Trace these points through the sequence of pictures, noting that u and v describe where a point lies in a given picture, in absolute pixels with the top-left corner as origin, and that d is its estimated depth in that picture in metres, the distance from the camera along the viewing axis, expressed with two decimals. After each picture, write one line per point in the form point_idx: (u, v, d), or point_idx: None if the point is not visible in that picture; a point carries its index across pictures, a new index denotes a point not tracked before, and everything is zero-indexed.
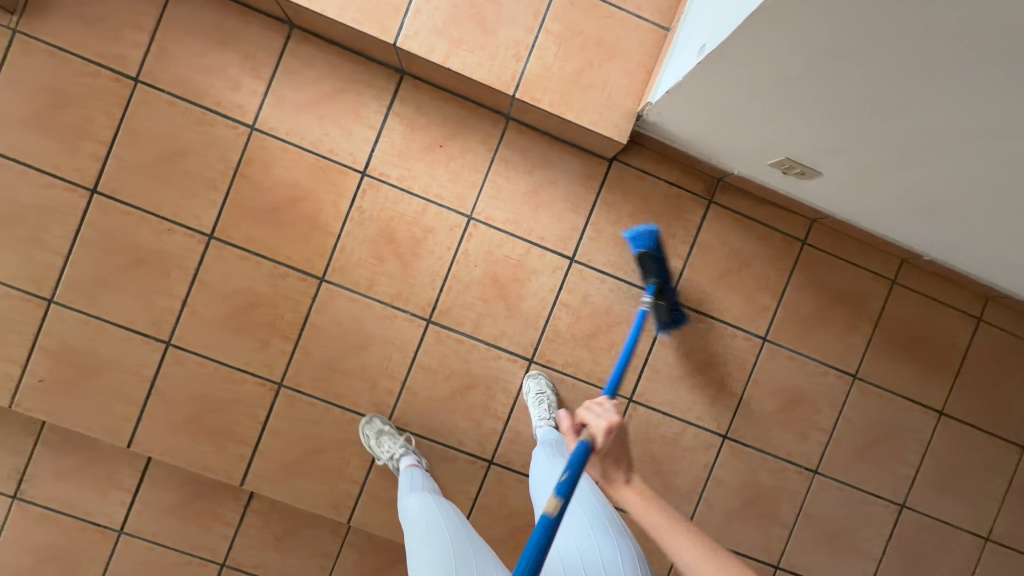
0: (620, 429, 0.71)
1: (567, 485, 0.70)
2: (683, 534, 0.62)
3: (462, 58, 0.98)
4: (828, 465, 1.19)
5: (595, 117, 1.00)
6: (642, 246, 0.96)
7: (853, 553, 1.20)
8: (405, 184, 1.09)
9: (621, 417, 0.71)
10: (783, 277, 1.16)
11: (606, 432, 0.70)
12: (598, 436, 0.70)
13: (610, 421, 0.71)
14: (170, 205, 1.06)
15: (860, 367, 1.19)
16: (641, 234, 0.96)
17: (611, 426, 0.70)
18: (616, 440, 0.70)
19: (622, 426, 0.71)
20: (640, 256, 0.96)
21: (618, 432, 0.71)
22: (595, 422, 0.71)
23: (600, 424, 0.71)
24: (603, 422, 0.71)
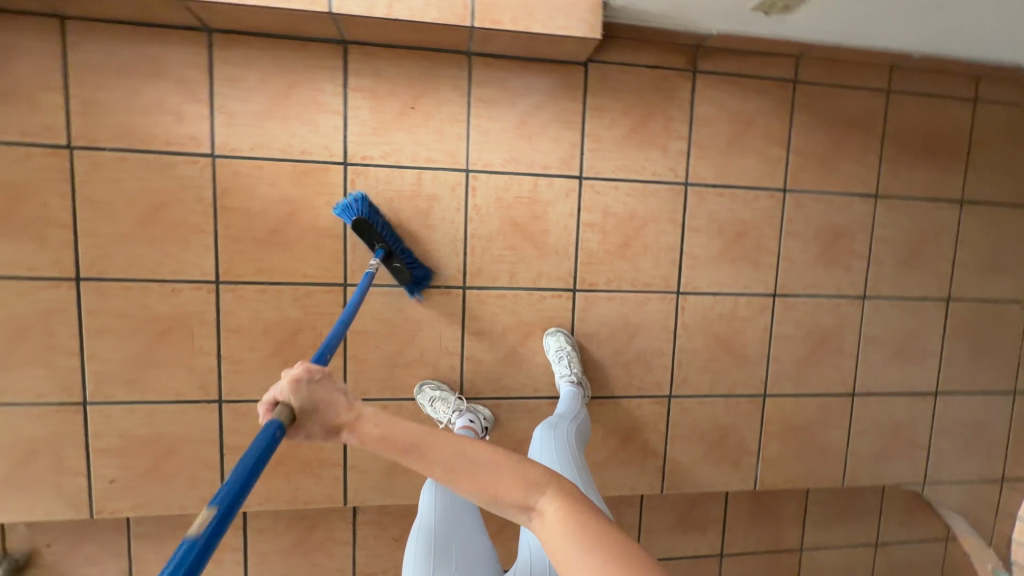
0: (315, 378, 0.56)
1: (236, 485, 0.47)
2: (437, 448, 0.54)
3: (407, 2, 0.89)
4: (874, 286, 1.24)
5: (564, 20, 0.93)
6: (352, 213, 0.98)
7: (917, 356, 1.28)
8: (392, 159, 1.03)
9: (308, 362, 0.56)
10: (785, 124, 1.16)
11: (296, 387, 0.54)
12: (286, 401, 0.54)
13: (298, 371, 0.55)
14: (166, 264, 1.00)
15: (880, 185, 1.21)
16: (349, 204, 0.98)
17: (302, 377, 0.55)
18: (315, 391, 0.55)
19: (316, 375, 0.56)
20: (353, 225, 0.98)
21: (319, 378, 0.56)
22: (281, 386, 0.54)
23: (286, 386, 0.54)
24: (290, 378, 0.55)
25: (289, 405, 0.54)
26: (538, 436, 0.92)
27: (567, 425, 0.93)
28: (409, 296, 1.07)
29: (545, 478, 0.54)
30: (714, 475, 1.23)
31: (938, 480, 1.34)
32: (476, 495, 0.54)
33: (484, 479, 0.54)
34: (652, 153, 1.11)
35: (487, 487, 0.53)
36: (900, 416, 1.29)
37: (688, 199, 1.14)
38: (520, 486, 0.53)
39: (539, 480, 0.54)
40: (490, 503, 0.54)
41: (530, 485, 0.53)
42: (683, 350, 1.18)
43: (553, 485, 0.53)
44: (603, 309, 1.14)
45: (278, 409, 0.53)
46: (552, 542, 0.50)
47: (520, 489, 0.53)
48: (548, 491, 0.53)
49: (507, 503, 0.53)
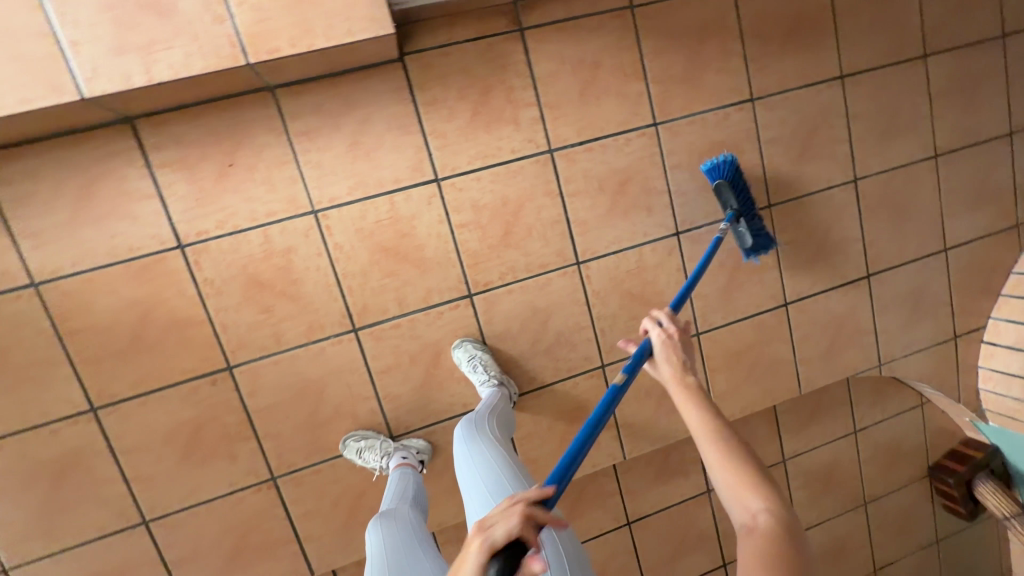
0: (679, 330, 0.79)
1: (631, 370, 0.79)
2: (712, 421, 0.64)
3: (165, 60, 0.79)
4: (777, 191, 1.18)
5: (346, 25, 0.84)
6: (720, 173, 1.07)
7: (840, 246, 1.24)
8: (230, 226, 0.95)
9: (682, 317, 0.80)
10: (635, 54, 1.07)
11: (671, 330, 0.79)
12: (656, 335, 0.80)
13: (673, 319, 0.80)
14: (32, 409, 0.93)
15: (753, 86, 1.13)
16: (722, 162, 1.06)
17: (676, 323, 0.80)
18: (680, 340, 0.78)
19: (683, 329, 0.79)
20: (717, 186, 1.07)
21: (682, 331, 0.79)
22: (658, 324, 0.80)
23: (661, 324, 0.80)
24: (666, 320, 0.80)
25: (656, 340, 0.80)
26: (459, 442, 0.87)
27: (485, 419, 0.91)
28: (302, 357, 1.01)
29: (777, 504, 0.56)
30: (671, 425, 1.21)
31: (894, 357, 1.33)
32: (716, 468, 0.61)
33: (727, 462, 0.60)
34: (504, 130, 1.03)
35: (727, 468, 0.60)
36: (839, 309, 1.26)
37: (557, 165, 1.07)
38: (753, 490, 0.57)
39: (768, 497, 0.56)
40: (720, 483, 0.60)
41: (762, 498, 0.56)
42: (603, 317, 1.13)
43: (783, 512, 0.55)
44: (507, 304, 1.08)
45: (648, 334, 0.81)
46: (751, 553, 0.52)
47: (748, 492, 0.57)
48: (769, 513, 0.55)
49: (734, 498, 0.58)
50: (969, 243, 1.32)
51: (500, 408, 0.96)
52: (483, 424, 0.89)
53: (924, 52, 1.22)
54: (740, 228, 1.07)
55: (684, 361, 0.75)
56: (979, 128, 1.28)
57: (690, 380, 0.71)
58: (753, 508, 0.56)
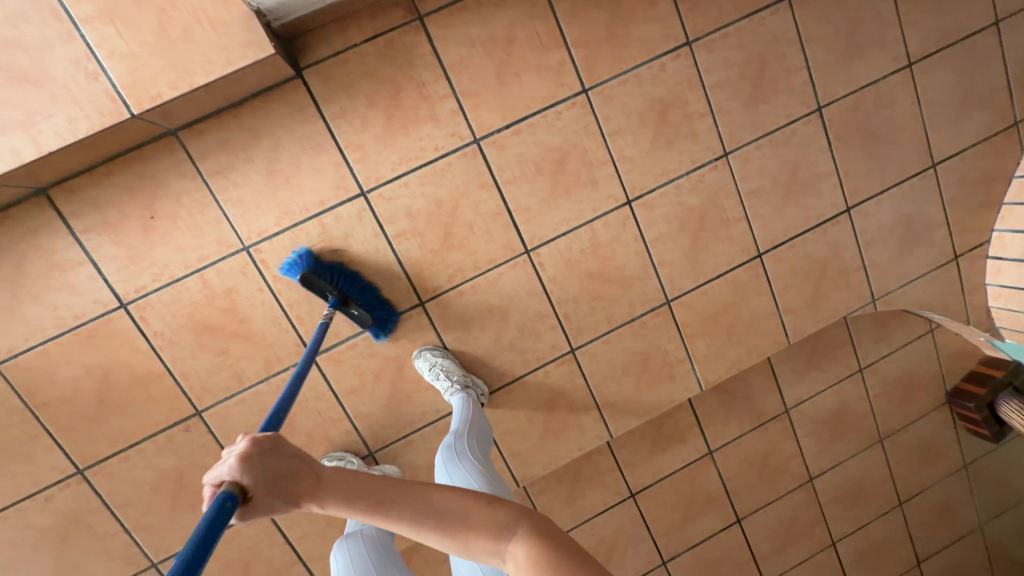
0: (268, 450, 0.51)
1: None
2: (388, 510, 0.52)
3: (51, 129, 0.78)
4: (733, 138, 1.10)
5: (223, 55, 0.80)
6: (298, 270, 0.94)
7: (811, 183, 1.15)
8: (166, 277, 0.95)
9: (253, 435, 0.52)
10: (550, 20, 0.99)
11: (246, 469, 0.50)
12: (237, 481, 0.50)
13: (245, 449, 0.51)
14: (25, 479, 0.98)
15: (688, 29, 1.04)
16: (292, 261, 0.94)
17: (250, 455, 0.50)
18: (269, 467, 0.51)
19: (268, 443, 0.52)
20: (304, 283, 0.94)
21: (271, 449, 0.52)
22: (229, 462, 0.50)
23: (232, 466, 0.50)
24: (237, 458, 0.50)
25: (233, 483, 0.50)
26: (441, 466, 0.79)
27: (467, 440, 0.84)
28: (265, 392, 1.02)
29: (512, 519, 0.52)
30: (655, 398, 1.18)
31: (888, 289, 1.25)
32: (438, 538, 0.53)
33: (441, 526, 0.52)
34: (424, 129, 0.98)
35: (451, 531, 0.52)
36: (818, 252, 1.18)
37: (486, 156, 1.01)
38: (489, 530, 0.52)
39: (507, 525, 0.52)
40: (458, 548, 0.52)
41: (498, 525, 0.52)
42: (563, 302, 1.09)
43: (523, 522, 0.51)
44: (460, 307, 1.06)
45: (223, 486, 0.50)
46: None
47: (479, 536, 0.52)
48: (516, 530, 0.51)
49: (478, 546, 0.52)
50: (960, 155, 1.20)
51: (481, 431, 0.90)
52: (468, 447, 0.82)
53: None
54: (352, 311, 0.97)
55: (288, 486, 0.51)
56: (956, 24, 1.14)
57: (317, 480, 0.52)
58: (507, 549, 0.51)
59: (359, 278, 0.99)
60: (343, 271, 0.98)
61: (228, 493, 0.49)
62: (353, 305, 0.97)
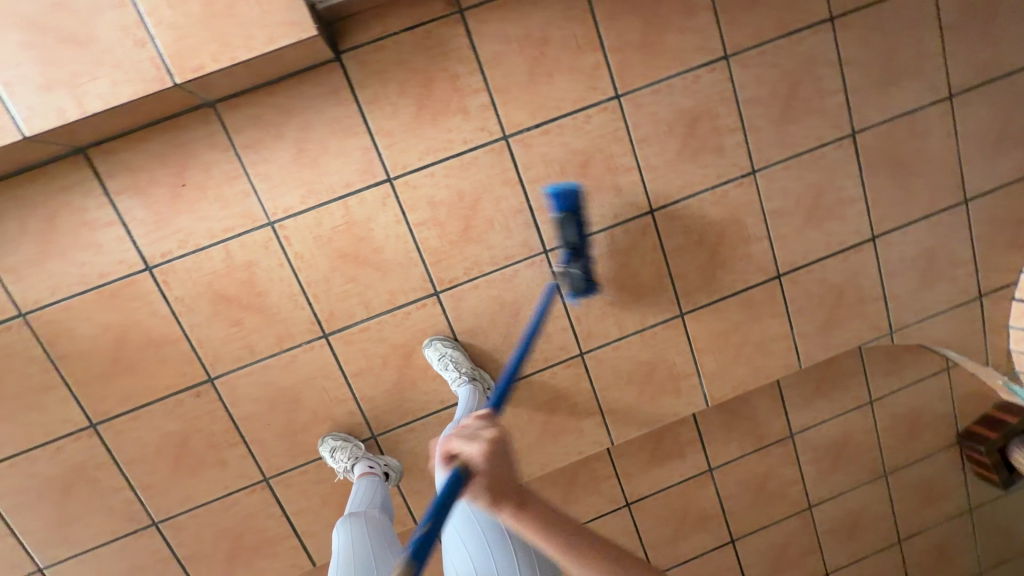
0: (501, 448, 0.57)
1: (424, 536, 0.55)
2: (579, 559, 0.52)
3: (95, 91, 0.80)
4: (761, 155, 1.09)
5: (266, 33, 0.81)
6: (562, 202, 0.97)
7: (837, 208, 1.13)
8: (191, 245, 0.97)
9: (495, 429, 0.57)
10: (588, 23, 0.99)
11: (484, 460, 0.55)
12: (471, 462, 0.55)
13: (484, 439, 0.56)
14: (38, 429, 1.00)
15: (725, 43, 1.03)
16: (563, 189, 0.96)
17: (490, 449, 0.56)
18: (497, 467, 0.55)
19: (501, 445, 0.57)
20: (558, 217, 0.99)
21: (500, 452, 0.56)
22: (471, 446, 0.56)
23: (473, 447, 0.56)
24: (479, 445, 0.56)
25: (469, 464, 0.56)
26: (443, 451, 0.82)
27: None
28: (275, 367, 1.04)
29: None
30: (659, 410, 1.18)
31: (907, 323, 1.23)
32: None
33: None
34: (454, 120, 0.99)
35: None
36: (838, 278, 1.17)
37: (512, 153, 1.02)
38: None
39: None
40: None
41: None
42: (576, 304, 1.10)
43: None
44: (474, 300, 1.07)
45: (457, 459, 0.56)
46: None
47: None
48: None
49: None
50: (992, 193, 1.18)
51: (484, 423, 0.91)
52: (468, 437, 0.83)
53: None
54: (572, 270, 1.02)
55: (506, 492, 0.55)
56: (1001, 60, 1.12)
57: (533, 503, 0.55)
58: None
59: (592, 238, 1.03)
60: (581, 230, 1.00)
61: (460, 467, 0.56)
62: (578, 263, 1.02)
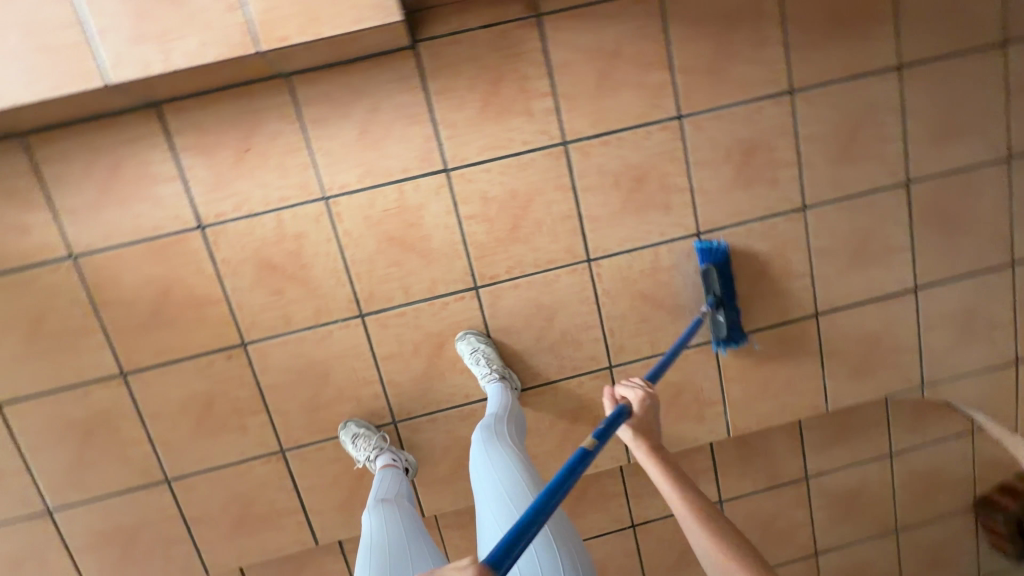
0: (652, 400, 0.86)
1: (604, 430, 0.75)
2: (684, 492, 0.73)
3: (182, 49, 0.82)
4: (814, 192, 1.09)
5: (352, 13, 0.83)
6: (710, 258, 1.06)
7: (883, 255, 1.13)
8: (245, 209, 0.99)
9: (651, 388, 0.87)
10: (661, 41, 1.00)
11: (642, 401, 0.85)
12: (634, 404, 0.84)
13: (646, 389, 0.87)
14: (70, 371, 1.01)
15: (793, 77, 1.04)
16: (711, 246, 1.06)
17: (648, 397, 0.85)
18: (647, 413, 0.84)
19: (653, 402, 0.86)
20: (704, 271, 1.07)
21: (652, 403, 0.86)
22: (636, 390, 0.87)
23: (637, 394, 0.86)
24: (642, 392, 0.86)
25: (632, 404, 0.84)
26: (478, 444, 0.85)
27: (506, 424, 0.89)
28: (309, 340, 1.05)
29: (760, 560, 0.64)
30: (679, 433, 1.17)
31: (939, 379, 1.21)
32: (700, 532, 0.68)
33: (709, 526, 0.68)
34: (517, 120, 1.01)
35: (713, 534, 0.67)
36: (876, 324, 1.16)
37: (570, 159, 1.03)
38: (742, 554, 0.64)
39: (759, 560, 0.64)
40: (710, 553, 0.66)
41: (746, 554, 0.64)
42: (612, 317, 1.10)
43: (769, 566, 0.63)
44: (512, 299, 1.07)
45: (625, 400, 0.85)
46: None
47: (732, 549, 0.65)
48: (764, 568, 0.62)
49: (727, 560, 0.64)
50: None
51: (518, 421, 0.93)
52: (504, 432, 0.86)
53: (1002, 40, 1.07)
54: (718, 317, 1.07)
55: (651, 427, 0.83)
56: None
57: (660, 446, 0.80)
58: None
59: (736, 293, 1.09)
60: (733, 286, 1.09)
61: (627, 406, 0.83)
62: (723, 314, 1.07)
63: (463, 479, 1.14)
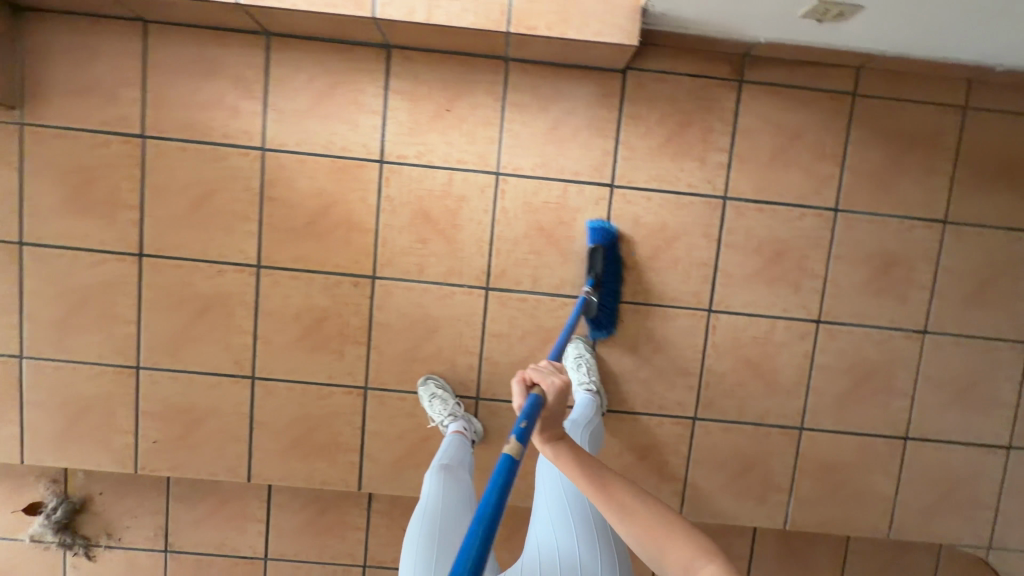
0: (564, 386, 0.64)
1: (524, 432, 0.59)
2: (609, 496, 0.62)
3: (446, 9, 0.93)
4: (938, 321, 1.12)
5: (598, 26, 0.93)
6: (598, 237, 1.06)
7: (986, 403, 1.14)
8: (425, 159, 1.07)
9: (565, 371, 0.64)
10: (840, 139, 1.08)
11: (556, 389, 0.63)
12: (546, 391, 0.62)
13: (558, 374, 0.64)
14: (215, 247, 1.07)
15: (950, 210, 1.10)
16: (601, 225, 1.06)
17: (562, 383, 0.64)
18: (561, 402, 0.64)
19: (568, 387, 0.65)
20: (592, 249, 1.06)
21: (563, 389, 0.64)
22: (546, 376, 0.63)
23: (550, 379, 0.63)
24: (555, 379, 0.63)
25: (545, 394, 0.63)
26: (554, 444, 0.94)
27: (582, 432, 0.95)
28: (432, 294, 1.09)
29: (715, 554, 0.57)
30: (737, 508, 1.16)
31: (1007, 546, 1.18)
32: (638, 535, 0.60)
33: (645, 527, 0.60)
34: (689, 163, 1.08)
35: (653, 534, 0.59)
36: (960, 468, 1.15)
37: (725, 213, 1.09)
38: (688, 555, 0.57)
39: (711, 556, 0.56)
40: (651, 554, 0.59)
41: (697, 552, 0.57)
42: (711, 371, 1.13)
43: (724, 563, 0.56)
44: (626, 322, 1.11)
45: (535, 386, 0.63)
46: None
47: (673, 550, 0.58)
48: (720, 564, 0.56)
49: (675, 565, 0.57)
50: None
51: (597, 439, 0.98)
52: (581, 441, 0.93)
53: None
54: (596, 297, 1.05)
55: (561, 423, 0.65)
56: None
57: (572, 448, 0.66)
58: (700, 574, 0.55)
59: (618, 277, 1.09)
60: (620, 266, 1.09)
61: (539, 395, 0.62)
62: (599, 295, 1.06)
63: (518, 476, 1.14)
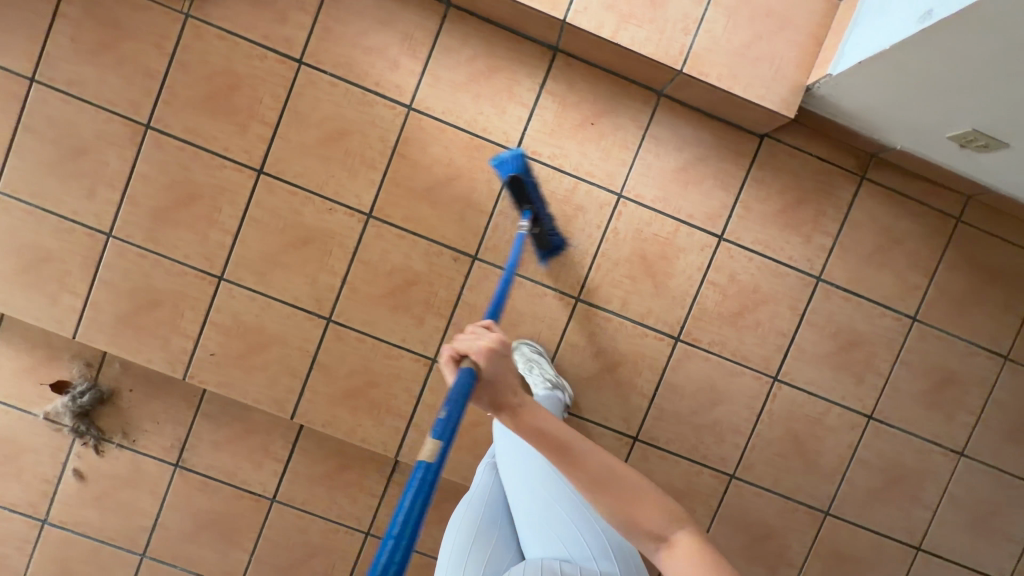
0: (504, 353, 0.60)
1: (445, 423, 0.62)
2: (574, 463, 0.57)
3: (631, 33, 0.98)
4: (976, 447, 1.18)
5: (762, 90, 0.99)
6: (509, 170, 0.95)
7: (998, 534, 1.19)
8: (557, 162, 1.10)
9: (500, 332, 0.60)
10: (935, 256, 1.14)
11: (487, 355, 0.59)
12: (478, 361, 0.59)
13: (491, 338, 0.59)
14: (333, 185, 1.09)
15: (1012, 348, 1.17)
16: (506, 159, 0.95)
17: (495, 349, 0.59)
18: (498, 370, 0.59)
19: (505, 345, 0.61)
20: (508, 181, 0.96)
21: (501, 354, 0.59)
22: (474, 343, 0.59)
23: (480, 347, 0.59)
24: (485, 343, 0.59)
25: (476, 363, 0.59)
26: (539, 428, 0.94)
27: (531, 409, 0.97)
28: (524, 288, 1.12)
29: (678, 515, 0.58)
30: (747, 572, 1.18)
31: None
32: (610, 506, 0.57)
33: (614, 493, 0.57)
34: (795, 238, 1.13)
35: (624, 501, 0.57)
36: None
37: (815, 292, 1.14)
38: (656, 517, 0.57)
39: (680, 520, 0.57)
40: (621, 520, 0.58)
41: (667, 517, 0.57)
42: (759, 436, 1.16)
43: (690, 525, 0.57)
44: (695, 367, 1.15)
45: (467, 359, 0.60)
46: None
47: (639, 511, 0.57)
48: (686, 528, 0.57)
49: (645, 530, 0.57)
50: None
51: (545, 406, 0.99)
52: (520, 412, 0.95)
53: None
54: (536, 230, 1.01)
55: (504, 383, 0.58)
56: None
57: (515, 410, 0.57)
58: (668, 535, 0.57)
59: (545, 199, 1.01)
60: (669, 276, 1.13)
61: (470, 366, 0.60)
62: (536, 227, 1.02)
63: None
